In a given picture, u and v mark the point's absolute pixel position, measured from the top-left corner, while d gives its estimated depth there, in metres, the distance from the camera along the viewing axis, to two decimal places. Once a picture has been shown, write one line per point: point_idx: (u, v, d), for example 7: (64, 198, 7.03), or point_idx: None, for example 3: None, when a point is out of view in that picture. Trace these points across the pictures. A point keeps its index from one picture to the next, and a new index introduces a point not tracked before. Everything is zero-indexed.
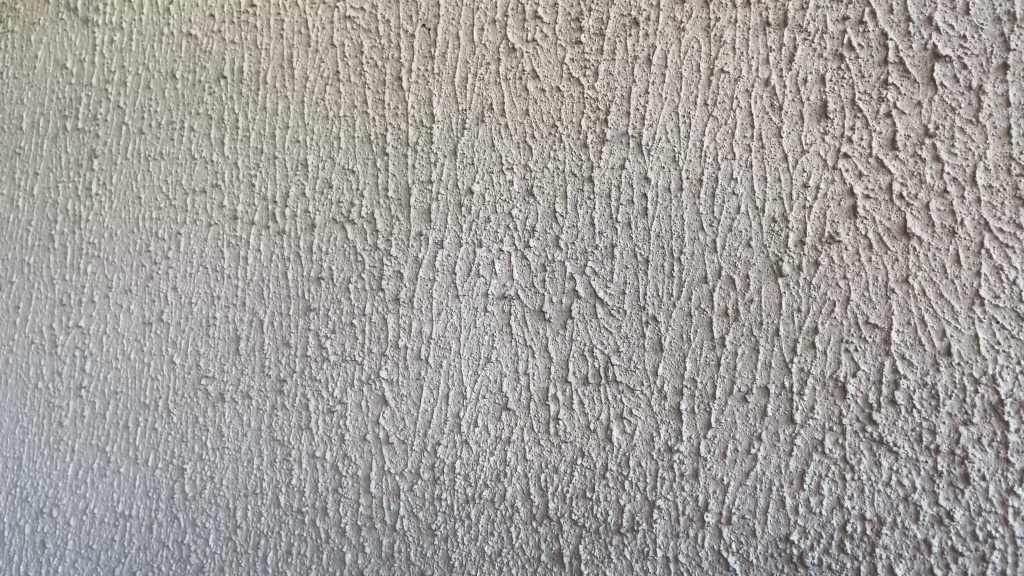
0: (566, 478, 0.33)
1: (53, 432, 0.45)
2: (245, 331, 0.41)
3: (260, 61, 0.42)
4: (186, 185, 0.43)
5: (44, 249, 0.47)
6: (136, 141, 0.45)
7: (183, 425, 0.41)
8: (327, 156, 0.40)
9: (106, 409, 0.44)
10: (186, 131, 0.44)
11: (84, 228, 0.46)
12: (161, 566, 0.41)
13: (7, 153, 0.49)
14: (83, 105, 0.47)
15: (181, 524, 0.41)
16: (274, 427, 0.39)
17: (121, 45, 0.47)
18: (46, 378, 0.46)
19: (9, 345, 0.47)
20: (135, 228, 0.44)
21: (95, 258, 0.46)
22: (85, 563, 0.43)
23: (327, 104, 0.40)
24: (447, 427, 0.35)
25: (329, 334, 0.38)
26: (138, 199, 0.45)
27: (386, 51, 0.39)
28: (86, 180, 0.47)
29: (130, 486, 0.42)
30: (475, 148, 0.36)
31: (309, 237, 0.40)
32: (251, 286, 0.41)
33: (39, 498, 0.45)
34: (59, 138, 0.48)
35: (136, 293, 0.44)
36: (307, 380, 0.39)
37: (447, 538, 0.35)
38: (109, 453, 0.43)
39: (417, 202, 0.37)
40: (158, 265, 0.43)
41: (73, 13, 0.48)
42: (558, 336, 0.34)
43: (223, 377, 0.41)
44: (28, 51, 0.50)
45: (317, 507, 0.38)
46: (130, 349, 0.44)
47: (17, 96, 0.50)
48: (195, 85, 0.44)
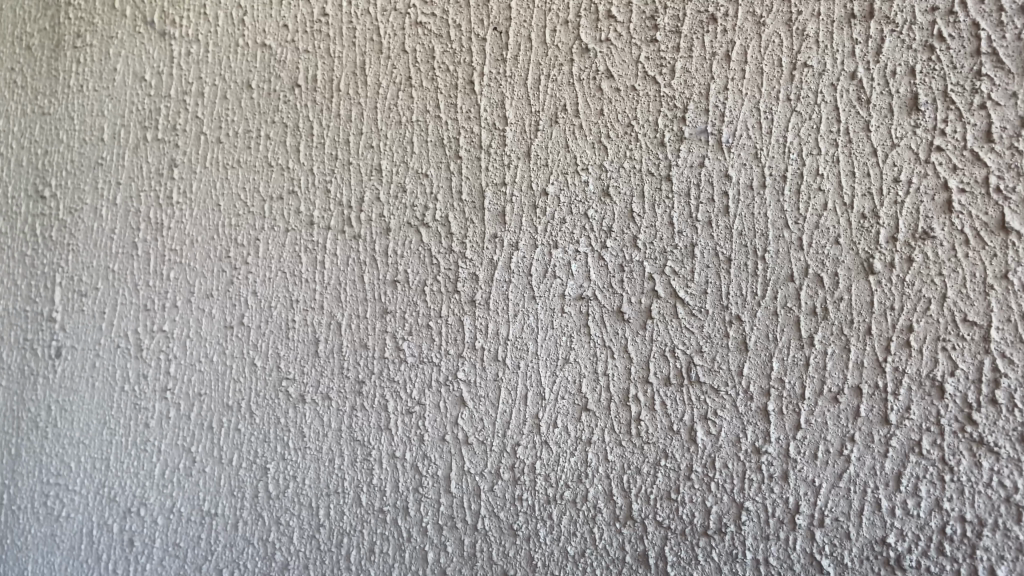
0: (649, 479, 0.33)
1: (139, 433, 0.47)
2: (324, 333, 0.41)
3: (333, 69, 0.43)
4: (263, 192, 0.44)
5: (129, 256, 0.49)
6: (213, 150, 0.47)
7: (266, 426, 0.42)
8: (401, 160, 0.40)
9: (190, 411, 0.45)
10: (263, 139, 0.45)
11: (167, 235, 0.48)
12: (246, 564, 0.42)
13: (90, 163, 0.51)
14: (163, 116, 0.49)
15: (265, 523, 0.42)
16: (354, 427, 0.40)
17: (198, 56, 0.48)
18: (133, 381, 0.48)
19: (96, 349, 0.49)
20: (215, 235, 0.46)
21: (177, 264, 0.47)
22: (172, 560, 0.45)
23: (400, 109, 0.40)
24: (527, 428, 0.36)
25: (407, 336, 0.39)
26: (217, 206, 0.46)
27: (457, 55, 0.39)
28: (167, 189, 0.48)
29: (215, 485, 0.44)
30: (549, 149, 0.36)
31: (386, 240, 0.40)
32: (328, 289, 0.41)
33: (127, 498, 0.47)
34: (139, 148, 0.50)
35: (217, 298, 0.45)
36: (385, 381, 0.39)
37: (529, 538, 0.35)
38: (194, 453, 0.45)
39: (492, 203, 0.37)
40: (237, 270, 0.45)
41: (150, 27, 0.50)
42: (639, 337, 0.34)
43: (304, 379, 0.42)
44: (108, 64, 0.52)
45: (398, 506, 0.38)
46: (213, 352, 0.45)
47: (98, 108, 0.52)
48: (270, 94, 0.45)
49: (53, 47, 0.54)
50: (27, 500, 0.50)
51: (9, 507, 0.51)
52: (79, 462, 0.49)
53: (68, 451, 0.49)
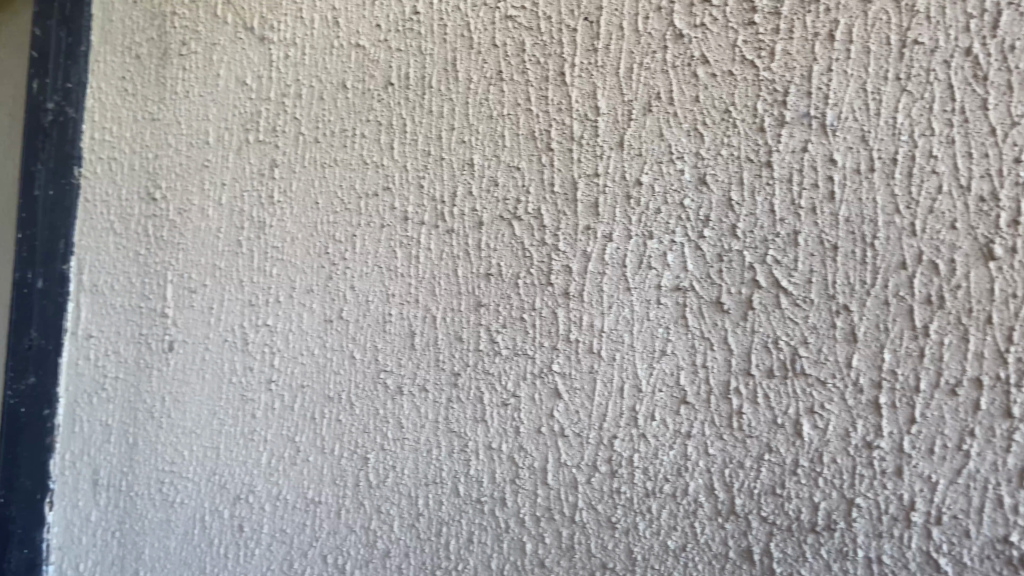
0: (752, 473, 0.33)
1: (246, 423, 0.49)
2: (420, 326, 0.42)
3: (425, 66, 0.44)
4: (360, 189, 0.46)
5: (234, 254, 0.51)
6: (312, 150, 0.48)
7: (365, 417, 0.44)
8: (493, 154, 0.40)
9: (293, 402, 0.47)
10: (358, 138, 0.46)
11: (269, 233, 0.50)
12: (350, 551, 0.43)
13: (197, 166, 0.54)
14: (263, 118, 0.51)
15: (367, 511, 0.43)
16: (450, 419, 0.40)
17: (295, 59, 0.50)
18: (240, 373, 0.50)
19: (206, 343, 0.52)
20: (315, 231, 0.47)
21: (279, 261, 0.49)
22: (280, 546, 0.46)
23: (491, 104, 0.41)
24: (624, 420, 0.35)
25: (501, 329, 0.39)
26: (316, 204, 0.48)
27: (548, 47, 0.39)
28: (269, 188, 0.50)
29: (318, 473, 0.45)
30: (643, 138, 0.36)
31: (478, 234, 0.41)
32: (423, 283, 0.42)
33: (237, 484, 0.48)
34: (242, 149, 0.52)
35: (317, 293, 0.47)
36: (480, 373, 0.40)
37: (628, 531, 0.35)
38: (297, 443, 0.46)
39: (584, 195, 0.37)
40: (336, 266, 0.46)
41: (250, 33, 0.52)
42: (739, 328, 0.33)
43: (401, 371, 0.43)
44: (212, 71, 0.54)
45: (495, 497, 0.39)
46: (314, 345, 0.46)
47: (203, 113, 0.54)
48: (365, 93, 0.46)
49: (160, 55, 0.57)
50: (145, 486, 0.53)
51: (128, 493, 0.54)
52: (192, 450, 0.51)
53: (181, 440, 0.52)
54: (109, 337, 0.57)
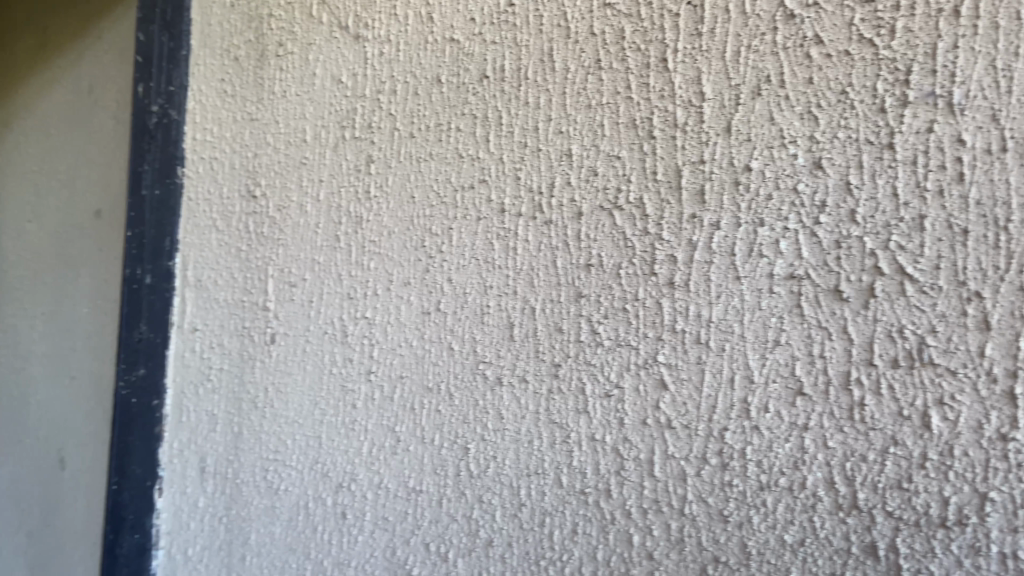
0: (876, 467, 0.31)
1: (348, 413, 0.50)
2: (518, 318, 0.42)
3: (521, 58, 0.44)
4: (456, 182, 0.46)
5: (332, 249, 0.53)
6: (408, 145, 0.49)
7: (465, 408, 0.44)
8: (592, 144, 0.40)
9: (393, 392, 0.48)
10: (454, 131, 0.46)
11: (366, 227, 0.51)
12: (452, 539, 0.44)
13: (296, 163, 0.56)
14: (359, 115, 0.52)
15: (469, 500, 0.43)
16: (551, 410, 0.40)
17: (390, 56, 0.51)
18: (340, 364, 0.51)
19: (306, 335, 0.53)
20: (411, 225, 0.48)
21: (376, 254, 0.50)
22: (382, 533, 0.47)
23: (589, 93, 0.40)
24: (735, 412, 0.35)
25: (603, 320, 0.39)
26: (412, 197, 0.48)
27: (648, 34, 0.38)
28: (365, 183, 0.51)
29: (419, 463, 0.46)
30: (752, 123, 0.35)
31: (578, 224, 0.40)
32: (521, 275, 0.42)
33: (340, 472, 0.49)
34: (339, 146, 0.53)
35: (415, 286, 0.48)
36: (582, 364, 0.40)
37: (741, 525, 0.35)
38: (398, 433, 0.47)
39: (689, 182, 0.36)
40: (433, 259, 0.47)
41: (345, 32, 0.54)
42: (860, 317, 0.32)
43: (499, 362, 0.43)
44: (309, 70, 0.56)
45: (600, 489, 0.39)
46: (413, 337, 0.47)
47: (301, 112, 0.56)
48: (460, 87, 0.46)
49: (258, 57, 0.59)
50: (250, 473, 0.55)
51: (235, 480, 0.56)
52: (294, 438, 0.53)
53: (283, 429, 0.53)
54: (213, 330, 0.60)
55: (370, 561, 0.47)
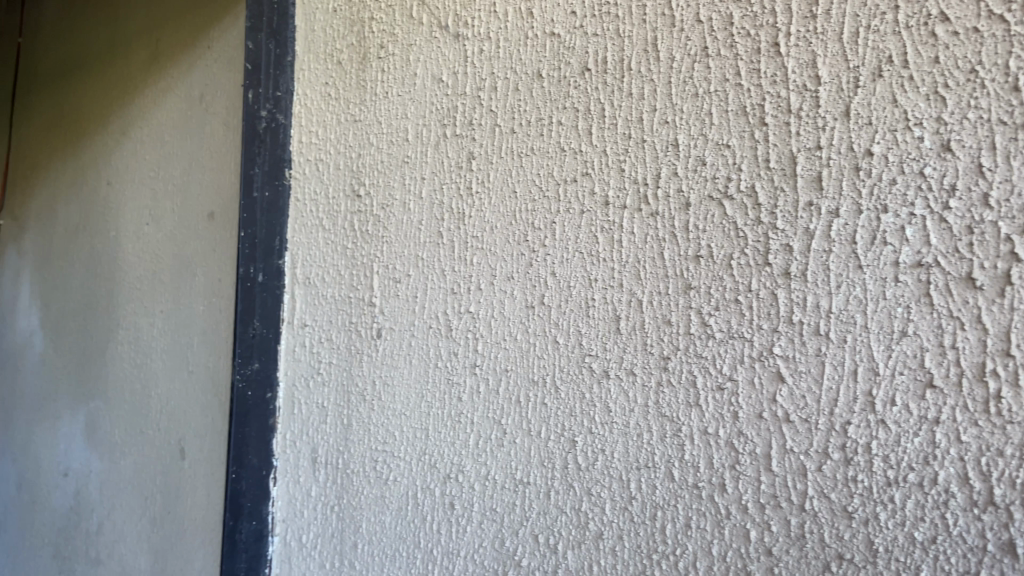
0: (1014, 462, 0.30)
1: (453, 406, 0.51)
2: (625, 311, 0.42)
3: (623, 49, 0.43)
4: (558, 176, 0.46)
5: (435, 245, 0.54)
6: (509, 140, 0.49)
7: (571, 401, 0.44)
8: (699, 133, 0.40)
9: (499, 385, 0.48)
10: (556, 126, 0.47)
11: (469, 224, 0.52)
12: (562, 531, 0.44)
13: (398, 162, 0.57)
14: (460, 112, 0.53)
15: (577, 493, 0.43)
16: (661, 403, 0.40)
17: (490, 53, 0.51)
18: (445, 358, 0.52)
19: (412, 330, 0.55)
20: (514, 220, 0.49)
21: (479, 250, 0.51)
22: (491, 524, 0.48)
23: (696, 81, 0.40)
24: (859, 405, 0.34)
25: (714, 312, 0.38)
26: (514, 193, 0.49)
27: (759, 19, 0.38)
28: (467, 180, 0.52)
29: (526, 455, 0.46)
30: (872, 106, 0.34)
31: (686, 216, 0.40)
32: (627, 267, 0.42)
33: (448, 464, 0.51)
34: (440, 145, 0.54)
35: (518, 280, 0.48)
36: (692, 357, 0.39)
37: (867, 521, 0.34)
38: (504, 425, 0.47)
39: (805, 169, 0.36)
40: (536, 253, 0.47)
41: (445, 31, 0.55)
42: (996, 306, 0.30)
43: (606, 355, 0.43)
44: (410, 71, 0.57)
45: (714, 483, 0.38)
46: (517, 331, 0.48)
47: (402, 112, 0.58)
48: (561, 81, 0.46)
49: (361, 60, 0.62)
50: (359, 464, 0.57)
51: (345, 470, 0.58)
52: (402, 431, 0.54)
53: (391, 422, 0.55)
54: (322, 326, 0.62)
55: (480, 550, 0.48)
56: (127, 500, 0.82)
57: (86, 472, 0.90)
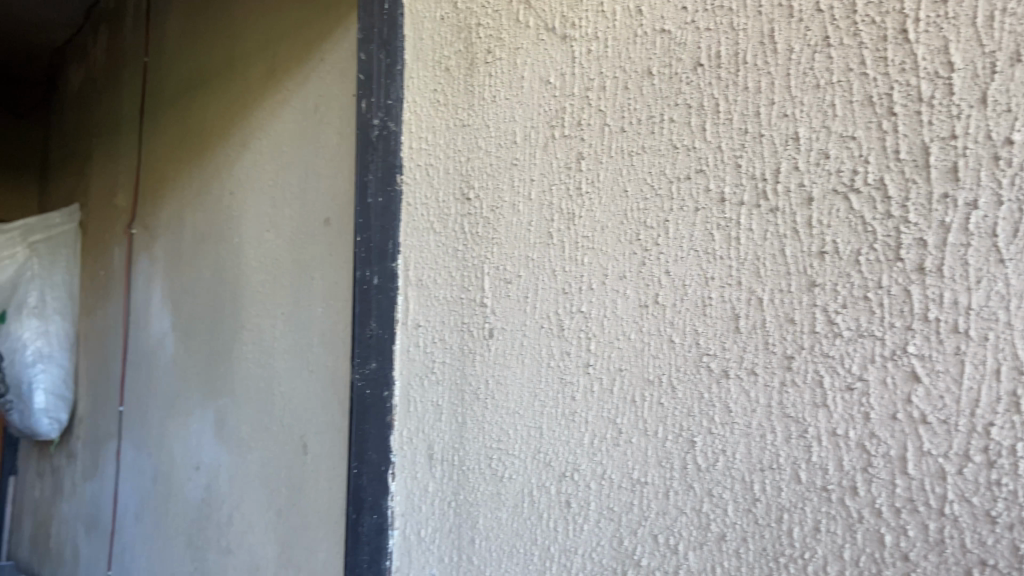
0: None
1: (567, 405, 0.51)
2: (744, 309, 0.41)
3: (738, 42, 0.43)
4: (670, 174, 0.46)
5: (545, 246, 0.54)
6: (619, 139, 0.49)
7: (689, 401, 0.44)
8: (822, 125, 0.39)
9: (613, 385, 0.48)
10: (667, 122, 0.46)
11: (579, 224, 0.52)
12: (681, 532, 0.44)
13: (507, 164, 0.58)
14: (569, 113, 0.53)
15: (698, 494, 0.43)
16: (785, 403, 0.39)
17: (598, 53, 0.51)
18: (558, 357, 0.52)
19: (523, 330, 0.55)
20: (625, 219, 0.48)
21: (590, 250, 0.51)
22: (608, 523, 0.48)
23: (817, 72, 0.39)
24: (1002, 405, 0.33)
25: (841, 309, 0.37)
26: (625, 191, 0.49)
27: (885, 5, 0.37)
28: (576, 180, 0.52)
29: (642, 455, 0.46)
30: (1011, 91, 0.33)
31: (809, 211, 0.39)
32: (746, 265, 0.41)
33: (563, 463, 0.51)
34: (549, 146, 0.55)
35: (631, 279, 0.48)
36: (818, 356, 0.38)
37: (1013, 526, 0.32)
38: (620, 425, 0.47)
39: (940, 159, 0.34)
40: (649, 252, 0.47)
41: (552, 32, 0.55)
42: None
43: (725, 354, 0.42)
44: (517, 74, 0.58)
45: (844, 485, 0.37)
46: (631, 330, 0.48)
47: (511, 115, 0.58)
48: (672, 78, 0.46)
49: (468, 65, 0.63)
50: (475, 461, 0.58)
51: (461, 467, 0.59)
52: (516, 429, 0.55)
53: (506, 420, 0.56)
54: (435, 326, 0.64)
55: (597, 549, 0.48)
56: (254, 493, 0.86)
57: (216, 466, 0.95)
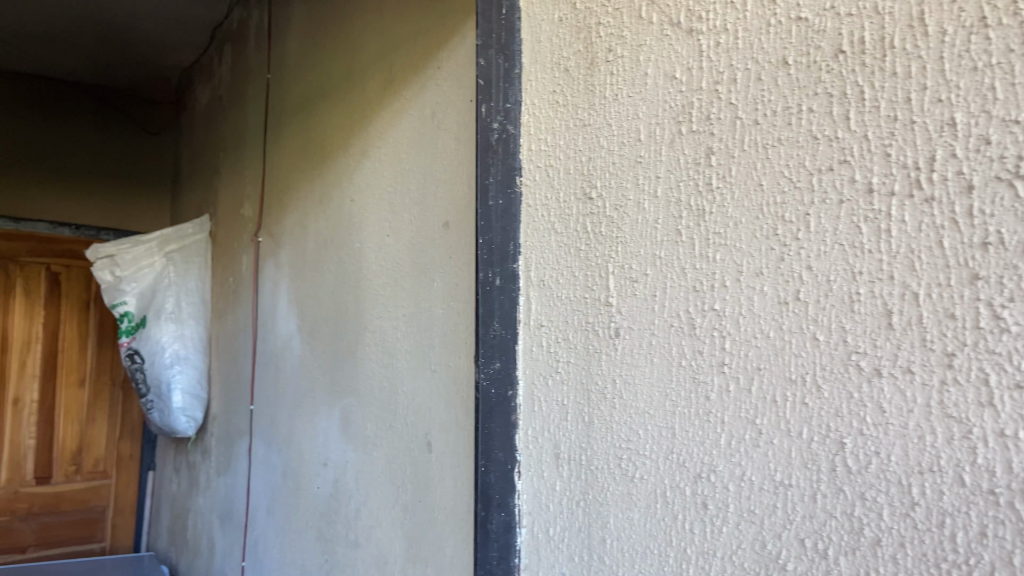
0: None
1: (701, 405, 0.50)
2: (897, 304, 0.40)
3: (883, 27, 0.41)
4: (810, 166, 0.44)
5: (674, 243, 0.53)
6: (753, 132, 0.48)
7: (836, 400, 0.42)
8: (980, 109, 0.37)
9: (751, 384, 0.47)
10: (806, 113, 0.45)
11: (710, 219, 0.51)
12: (831, 536, 0.42)
13: (631, 162, 0.58)
14: (696, 108, 0.52)
15: (848, 497, 0.41)
16: (946, 402, 0.37)
17: (727, 45, 0.50)
18: (690, 357, 0.51)
19: (652, 329, 0.55)
20: (761, 213, 0.47)
21: (722, 246, 0.50)
22: (749, 526, 0.47)
23: (973, 55, 0.37)
24: None
25: (1008, 303, 0.35)
26: (760, 185, 0.47)
27: None
28: (706, 176, 0.51)
29: (785, 456, 0.45)
30: None
31: (968, 199, 0.37)
32: (898, 258, 0.40)
33: (698, 463, 0.50)
34: (675, 142, 0.54)
35: (768, 276, 0.47)
36: (983, 353, 0.36)
37: None
38: (759, 426, 0.46)
39: None
40: (788, 248, 0.45)
41: (677, 27, 0.54)
42: None
43: (877, 352, 0.40)
44: (640, 71, 0.57)
45: (1015, 489, 0.35)
46: (769, 328, 0.46)
47: (634, 112, 0.58)
48: (810, 67, 0.45)
49: (588, 65, 0.63)
50: (603, 460, 0.58)
51: (589, 467, 0.59)
52: (647, 429, 0.54)
53: (636, 420, 0.55)
54: (558, 326, 0.64)
55: (738, 552, 0.47)
56: (380, 489, 0.89)
57: (343, 464, 0.99)
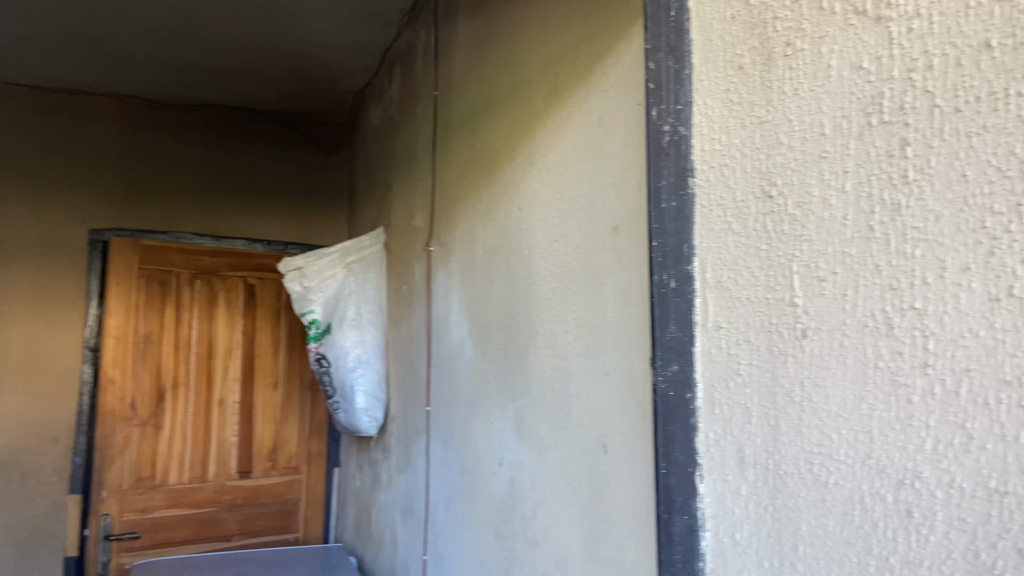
0: None
1: (902, 408, 0.48)
2: None
3: None
4: (1021, 153, 0.42)
5: (866, 240, 0.51)
6: (953, 120, 0.46)
7: None
8: None
9: (959, 387, 0.45)
10: (1015, 98, 0.43)
11: (906, 214, 0.48)
12: None
13: (815, 158, 0.56)
14: (888, 98, 0.50)
15: None
16: None
17: (921, 31, 0.48)
18: (888, 358, 0.49)
19: (844, 329, 0.53)
20: (965, 206, 0.45)
21: (922, 242, 0.47)
22: (960, 536, 0.44)
23: None
24: None
25: None
26: (964, 175, 0.45)
27: None
28: (901, 168, 0.49)
29: (1001, 462, 0.42)
30: None
31: None
32: None
33: (900, 469, 0.48)
34: (864, 135, 0.52)
35: (976, 272, 0.44)
36: None
37: None
38: (971, 430, 0.44)
39: None
40: (999, 241, 0.43)
41: (863, 15, 0.52)
42: None
43: None
44: (822, 63, 0.56)
45: None
46: (979, 327, 0.44)
47: (816, 106, 0.56)
48: (1019, 49, 0.42)
49: (764, 61, 0.62)
50: (793, 465, 0.57)
51: (778, 471, 0.58)
52: (841, 433, 0.52)
53: (828, 423, 0.54)
54: (740, 327, 0.63)
55: (948, 562, 0.45)
56: (557, 489, 0.91)
57: (519, 464, 1.02)
